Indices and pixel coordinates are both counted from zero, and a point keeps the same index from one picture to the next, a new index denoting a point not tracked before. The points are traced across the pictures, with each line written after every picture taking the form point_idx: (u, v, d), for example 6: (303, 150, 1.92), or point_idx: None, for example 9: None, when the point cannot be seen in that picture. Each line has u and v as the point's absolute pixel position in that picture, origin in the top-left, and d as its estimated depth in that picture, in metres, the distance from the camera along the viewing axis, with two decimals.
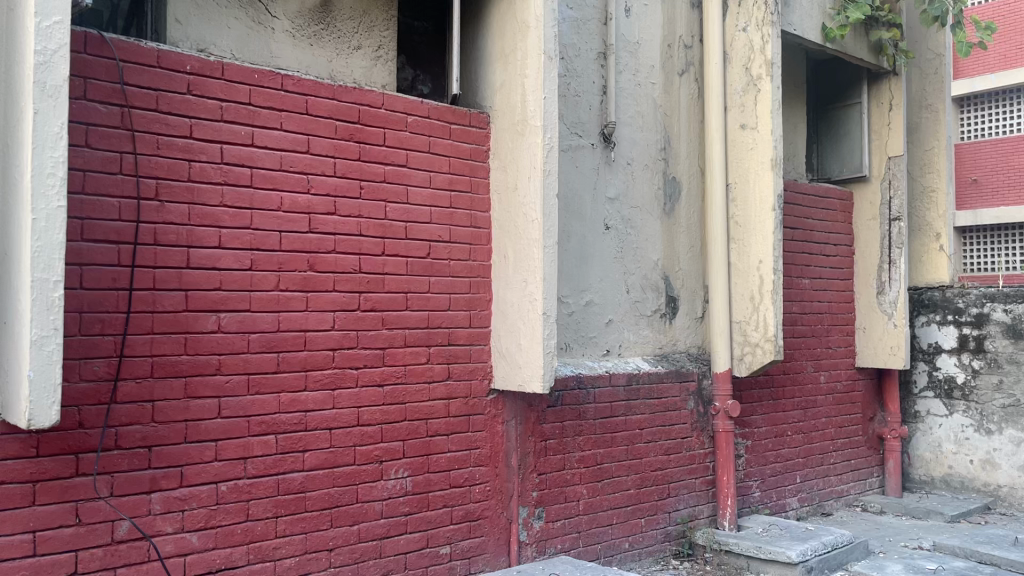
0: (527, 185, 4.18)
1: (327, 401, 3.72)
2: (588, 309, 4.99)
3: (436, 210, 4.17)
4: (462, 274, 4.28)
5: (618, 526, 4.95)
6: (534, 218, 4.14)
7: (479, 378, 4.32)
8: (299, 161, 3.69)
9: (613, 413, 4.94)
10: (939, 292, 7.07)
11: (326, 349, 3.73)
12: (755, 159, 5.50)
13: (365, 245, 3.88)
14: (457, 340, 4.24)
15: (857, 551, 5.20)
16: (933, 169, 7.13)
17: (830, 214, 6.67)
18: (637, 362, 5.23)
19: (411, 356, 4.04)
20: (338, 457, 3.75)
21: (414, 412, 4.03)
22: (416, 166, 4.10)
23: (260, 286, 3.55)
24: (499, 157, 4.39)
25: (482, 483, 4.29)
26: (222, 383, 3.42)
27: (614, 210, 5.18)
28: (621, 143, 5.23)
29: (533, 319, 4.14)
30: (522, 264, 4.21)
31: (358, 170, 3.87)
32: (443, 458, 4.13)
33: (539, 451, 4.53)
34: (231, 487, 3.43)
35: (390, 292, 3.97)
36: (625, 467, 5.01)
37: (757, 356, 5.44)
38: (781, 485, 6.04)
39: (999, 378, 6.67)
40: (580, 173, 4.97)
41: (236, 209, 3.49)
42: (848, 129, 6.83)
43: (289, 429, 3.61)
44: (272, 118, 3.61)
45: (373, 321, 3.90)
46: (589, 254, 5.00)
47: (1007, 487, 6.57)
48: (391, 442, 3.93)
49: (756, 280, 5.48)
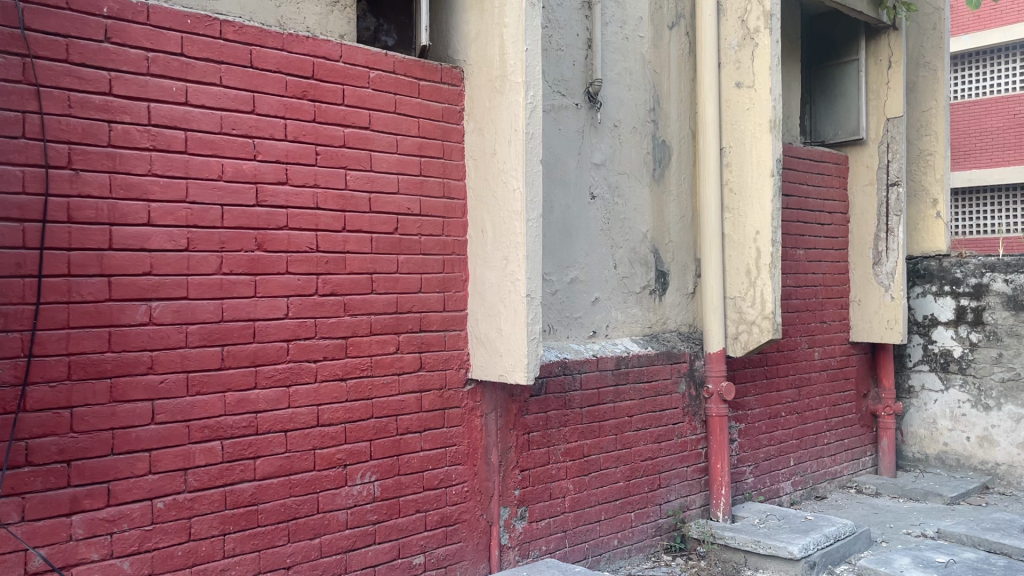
0: (507, 150, 3.70)
1: (282, 400, 3.25)
2: (573, 287, 4.54)
3: (404, 178, 3.67)
4: (434, 251, 3.80)
5: (606, 522, 4.55)
6: (516, 188, 3.67)
7: (455, 367, 3.86)
8: (244, 123, 3.16)
9: (600, 400, 4.52)
10: (935, 261, 6.72)
11: (279, 340, 3.25)
12: (752, 120, 5.05)
13: (323, 220, 3.38)
14: (429, 326, 3.77)
15: (859, 542, 4.87)
16: (930, 131, 6.74)
17: (825, 179, 6.27)
18: (625, 343, 4.80)
19: (378, 346, 3.56)
20: (295, 463, 3.28)
21: (382, 408, 3.57)
22: (380, 129, 3.59)
23: (199, 269, 3.04)
24: (474, 118, 3.89)
25: (459, 484, 3.85)
26: (155, 384, 2.93)
27: (600, 177, 4.71)
28: (608, 103, 4.75)
29: (515, 302, 3.69)
30: (503, 239, 3.74)
31: (312, 133, 3.36)
32: (416, 458, 3.68)
33: (522, 446, 4.10)
34: (168, 504, 2.96)
35: (352, 273, 3.47)
36: (614, 458, 4.61)
37: (754, 334, 5.06)
38: (774, 469, 5.69)
39: (998, 351, 6.36)
40: (563, 136, 4.49)
41: (168, 179, 2.97)
42: (844, 88, 6.38)
43: (238, 433, 3.13)
44: (209, 71, 3.08)
45: (334, 306, 3.41)
46: (573, 227, 4.54)
47: (1006, 465, 6.30)
48: (356, 443, 3.47)
49: (752, 252, 5.08)
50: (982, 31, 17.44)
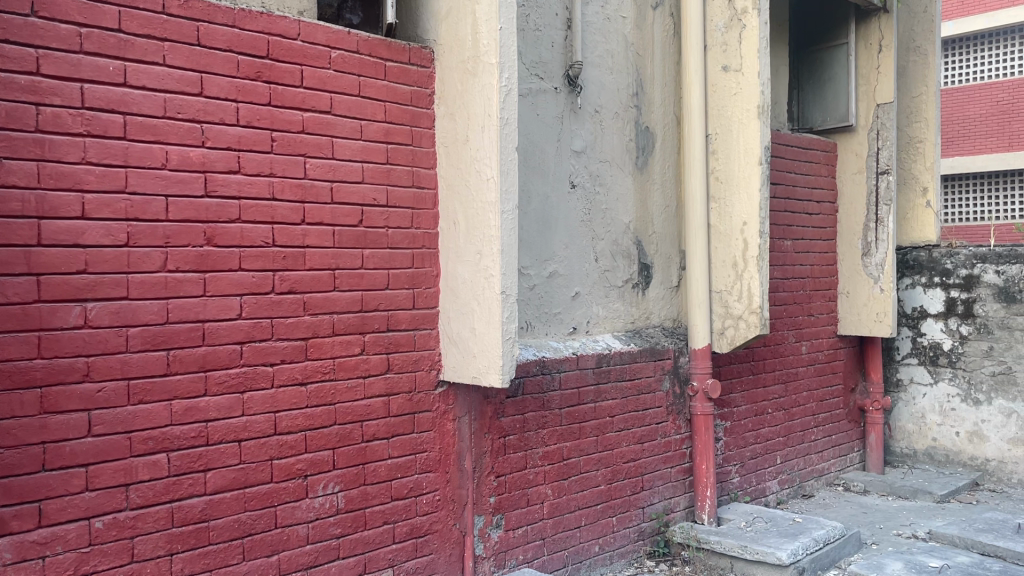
0: (480, 136, 3.45)
1: (234, 407, 3.00)
2: (552, 281, 4.31)
3: (368, 166, 3.41)
4: (402, 244, 3.55)
5: (587, 528, 4.34)
6: (490, 177, 3.43)
7: (425, 369, 3.62)
8: (190, 106, 2.90)
9: (581, 400, 4.30)
10: (925, 252, 6.54)
11: (231, 343, 2.99)
12: (740, 105, 4.83)
13: (280, 212, 3.12)
14: (397, 325, 3.52)
15: (849, 545, 4.69)
16: (921, 117, 6.54)
17: (813, 167, 6.07)
18: (607, 340, 4.58)
19: (342, 347, 3.32)
20: (249, 475, 3.04)
21: (346, 414, 3.32)
22: (343, 113, 3.33)
23: (141, 267, 2.78)
24: (445, 102, 3.63)
25: (430, 493, 3.62)
26: (92, 393, 2.66)
27: (581, 165, 4.47)
28: (589, 87, 4.51)
29: (489, 300, 3.45)
30: (476, 233, 3.50)
31: (267, 117, 3.09)
32: (383, 466, 3.44)
33: (497, 450, 3.87)
34: (108, 523, 2.70)
35: (313, 269, 3.22)
36: (595, 461, 4.40)
37: (740, 330, 4.85)
38: (760, 468, 5.51)
39: (989, 344, 6.20)
40: (541, 122, 4.24)
41: (105, 167, 2.70)
42: (834, 73, 6.14)
43: (186, 445, 2.88)
44: (151, 49, 2.80)
45: (292, 305, 3.16)
46: (552, 219, 4.30)
47: (996, 461, 6.15)
48: (318, 452, 3.23)
49: (739, 244, 4.86)
50: (966, 17, 17.32)
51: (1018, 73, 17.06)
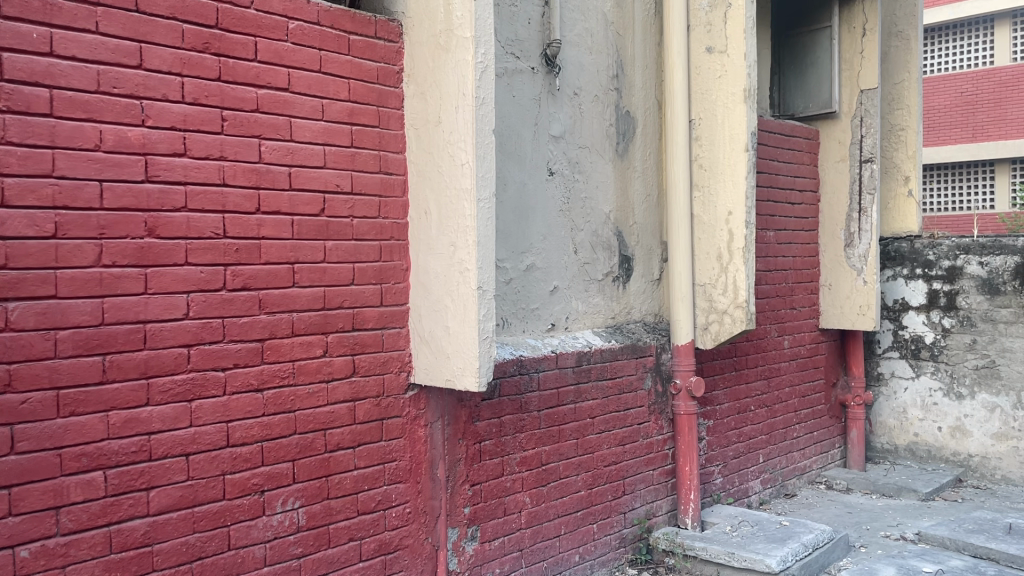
0: (454, 117, 3.17)
1: (181, 418, 2.68)
2: (530, 275, 4.04)
3: (331, 150, 3.09)
4: (369, 235, 3.24)
5: (566, 537, 4.09)
6: (465, 162, 3.15)
7: (394, 371, 3.32)
8: (128, 80, 2.56)
9: (560, 401, 4.04)
10: (907, 243, 6.38)
11: (177, 346, 2.68)
12: (725, 89, 4.58)
13: (231, 200, 2.81)
14: (364, 324, 3.22)
15: (838, 549, 4.50)
16: (903, 104, 6.35)
17: (795, 155, 5.86)
18: (587, 337, 4.33)
19: (302, 349, 3.01)
20: (199, 492, 2.73)
21: (308, 422, 3.02)
22: (302, 91, 3.01)
23: (71, 261, 2.45)
24: (415, 81, 3.32)
25: (400, 505, 3.33)
26: (15, 405, 2.34)
27: (559, 151, 4.20)
28: (567, 68, 4.23)
29: (464, 297, 3.18)
30: (449, 224, 3.21)
31: (216, 94, 2.77)
32: (349, 478, 3.15)
33: (472, 457, 3.61)
34: (35, 551, 2.38)
35: (269, 263, 2.91)
36: (575, 465, 4.14)
37: (725, 325, 4.63)
38: (743, 468, 5.30)
39: (972, 337, 6.06)
40: (517, 105, 3.96)
41: (28, 148, 2.37)
42: (816, 58, 5.94)
43: (126, 461, 2.56)
44: (82, 13, 2.46)
45: (246, 303, 2.84)
46: (529, 208, 4.03)
47: (979, 456, 6.02)
48: (276, 465, 2.93)
49: (724, 235, 4.63)
50: (931, 8, 17.35)
51: (982, 65, 17.11)
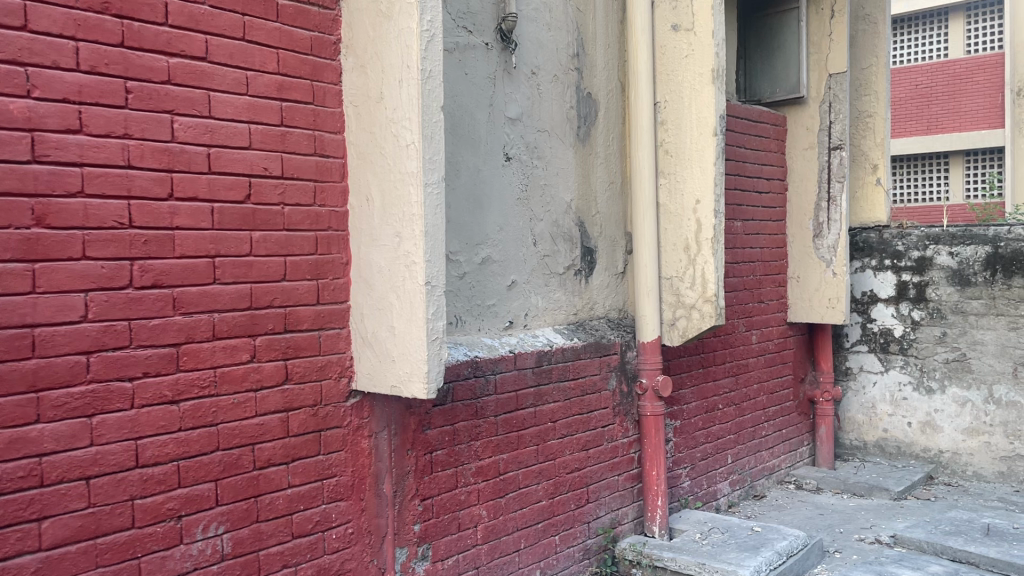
0: (397, 93, 2.84)
1: (79, 436, 2.32)
2: (485, 268, 3.72)
3: (257, 128, 2.73)
4: (303, 225, 2.88)
5: (527, 551, 3.79)
6: (410, 142, 2.82)
7: (333, 377, 2.98)
8: (9, 43, 2.18)
9: (519, 405, 3.74)
10: (875, 233, 6.19)
11: (74, 353, 2.31)
12: (692, 69, 4.31)
13: (138, 184, 2.44)
14: (297, 325, 2.87)
15: (813, 555, 4.26)
16: (871, 90, 6.14)
17: (763, 142, 5.62)
18: (547, 335, 4.02)
19: (225, 354, 2.65)
20: (103, 521, 2.37)
21: (233, 436, 2.67)
22: (223, 61, 2.64)
23: None
24: (354, 53, 2.97)
25: (341, 526, 3.00)
26: None
27: (517, 134, 3.88)
28: (524, 45, 3.91)
29: (411, 293, 2.86)
30: (394, 213, 2.88)
31: (119, 62, 2.39)
32: (282, 498, 2.81)
33: (422, 469, 3.29)
34: None
35: (184, 257, 2.54)
36: (535, 473, 3.84)
37: (693, 320, 4.36)
38: (711, 469, 5.05)
39: (942, 330, 5.89)
40: (469, 83, 3.63)
41: None
42: (783, 40, 5.70)
43: (12, 488, 2.19)
44: None
45: (157, 303, 2.48)
46: (484, 195, 3.71)
47: (950, 453, 5.86)
48: (195, 486, 2.58)
49: (691, 225, 4.36)
50: None
51: (937, 57, 17.12)
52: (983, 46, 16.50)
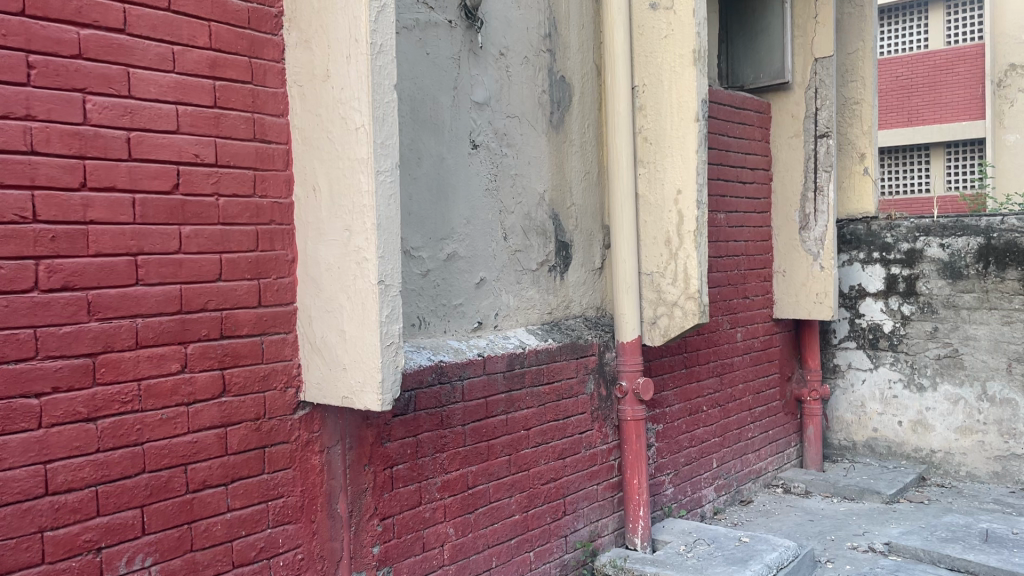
0: (346, 71, 2.55)
1: None
2: (451, 265, 3.44)
3: (187, 110, 2.44)
4: (240, 219, 2.59)
5: (499, 570, 3.52)
6: (360, 125, 2.54)
7: (278, 388, 2.69)
8: None
9: (488, 413, 3.46)
10: (863, 225, 5.96)
11: None
12: (672, 50, 4.04)
13: (44, 172, 2.13)
14: (236, 330, 2.57)
15: (804, 567, 4.02)
16: (857, 75, 5.89)
17: (746, 130, 5.37)
18: (520, 336, 3.75)
19: (151, 364, 2.36)
20: (6, 559, 2.06)
21: (161, 456, 2.38)
22: (146, 34, 2.34)
23: None
24: (298, 27, 2.68)
25: (289, 551, 2.71)
26: None
27: (484, 120, 3.60)
28: (491, 24, 3.63)
29: (363, 293, 2.58)
30: (343, 204, 2.59)
31: (19, 32, 2.09)
32: (220, 523, 2.52)
33: (381, 486, 3.01)
34: None
35: (100, 255, 2.24)
36: (507, 486, 3.57)
37: (675, 319, 4.10)
38: (696, 475, 4.80)
39: (933, 325, 5.67)
40: (431, 64, 3.34)
41: None
42: (767, 23, 5.45)
43: None
44: None
45: (68, 308, 2.18)
46: (449, 186, 3.42)
47: (942, 452, 5.65)
48: (117, 515, 2.28)
49: (672, 217, 4.10)
50: None
51: (917, 49, 16.97)
52: (963, 37, 16.35)
